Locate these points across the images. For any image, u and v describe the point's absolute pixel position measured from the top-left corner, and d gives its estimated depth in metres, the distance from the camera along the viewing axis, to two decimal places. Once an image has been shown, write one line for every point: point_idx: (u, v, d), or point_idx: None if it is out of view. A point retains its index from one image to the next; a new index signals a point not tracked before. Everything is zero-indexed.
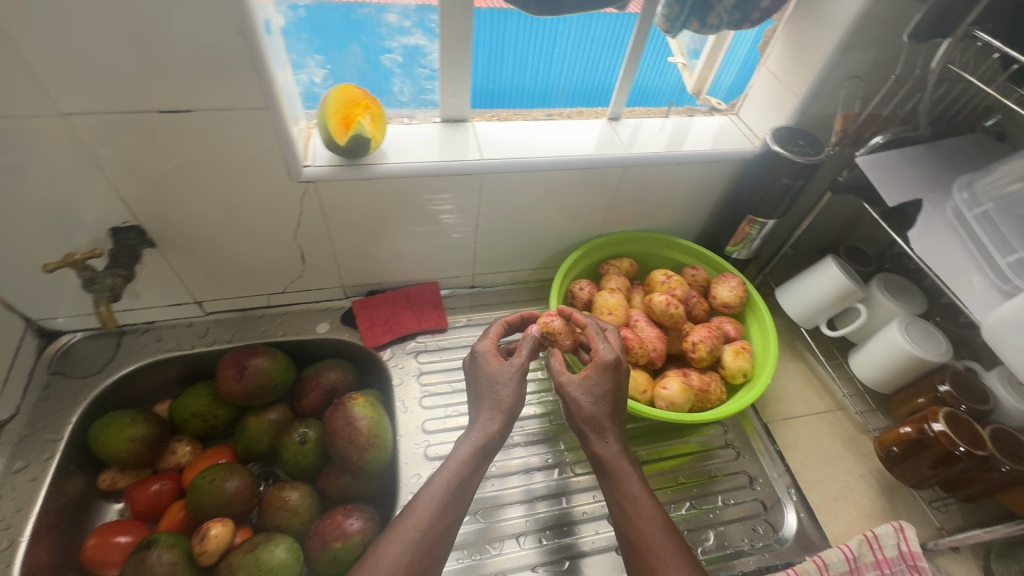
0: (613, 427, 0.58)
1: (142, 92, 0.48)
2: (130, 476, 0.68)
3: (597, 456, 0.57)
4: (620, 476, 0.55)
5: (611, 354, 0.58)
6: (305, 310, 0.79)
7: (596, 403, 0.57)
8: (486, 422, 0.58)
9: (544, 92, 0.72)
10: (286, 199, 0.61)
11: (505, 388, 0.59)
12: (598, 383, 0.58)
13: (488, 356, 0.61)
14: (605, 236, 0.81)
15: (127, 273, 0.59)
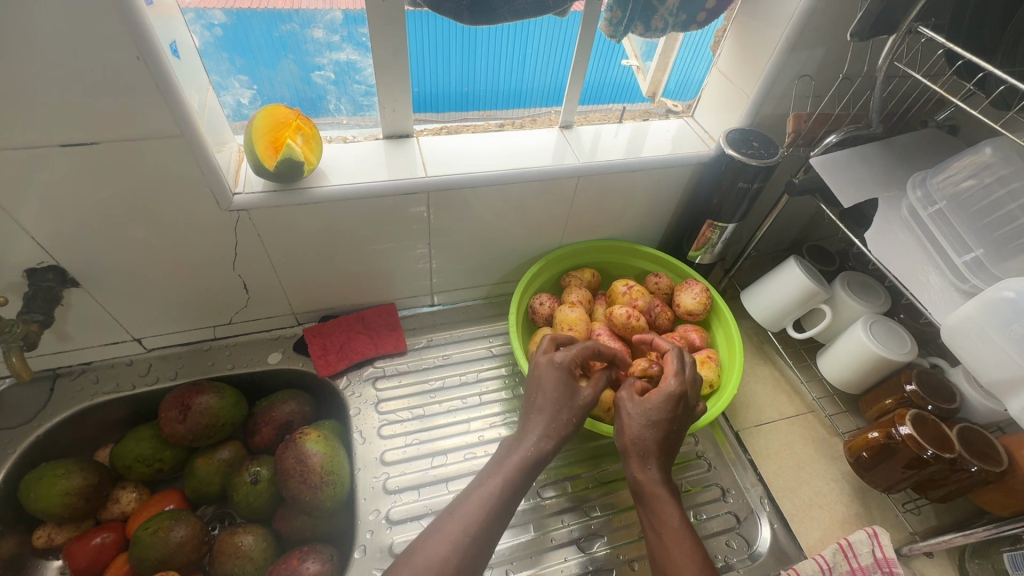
0: (664, 455, 0.55)
1: (39, 126, 0.44)
2: (68, 530, 0.64)
3: (637, 483, 0.55)
4: (659, 506, 0.54)
5: (675, 386, 0.55)
6: (254, 341, 0.75)
7: (653, 432, 0.54)
8: (539, 439, 0.55)
9: (519, 93, 0.70)
10: (218, 228, 0.58)
11: (568, 407, 0.56)
12: (657, 414, 0.55)
13: (566, 371, 0.56)
14: (566, 247, 0.78)
15: (44, 319, 0.56)
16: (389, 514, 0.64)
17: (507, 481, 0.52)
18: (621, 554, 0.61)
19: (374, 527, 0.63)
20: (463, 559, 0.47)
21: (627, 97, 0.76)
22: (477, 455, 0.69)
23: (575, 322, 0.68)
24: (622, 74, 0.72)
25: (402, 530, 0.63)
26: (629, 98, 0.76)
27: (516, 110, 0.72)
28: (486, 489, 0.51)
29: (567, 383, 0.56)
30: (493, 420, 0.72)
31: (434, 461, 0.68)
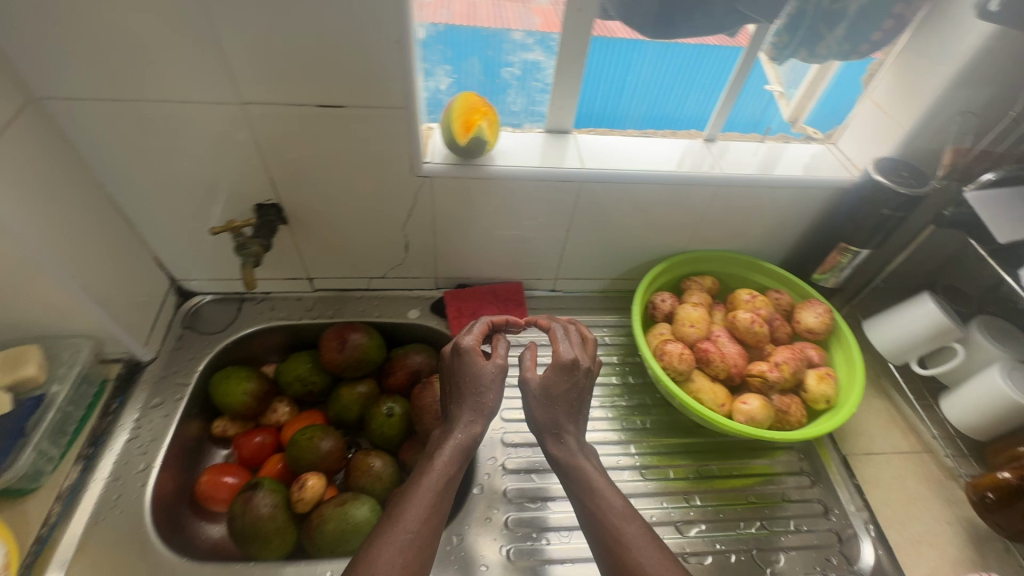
0: (573, 423, 0.59)
1: (308, 88, 0.55)
2: (237, 426, 0.76)
3: (556, 457, 0.57)
4: (582, 474, 0.55)
5: (568, 355, 0.60)
6: (398, 297, 0.85)
7: (562, 400, 0.59)
8: (468, 424, 0.58)
9: (614, 117, 0.74)
10: (405, 190, 0.68)
11: (484, 391, 0.59)
12: (555, 383, 0.59)
13: (472, 356, 0.60)
14: (688, 253, 0.83)
15: (266, 244, 0.67)
16: (505, 464, 0.70)
17: (443, 475, 0.54)
18: (717, 544, 0.64)
19: (489, 472, 0.69)
20: (411, 561, 0.48)
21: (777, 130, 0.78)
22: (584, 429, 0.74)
23: (696, 320, 0.72)
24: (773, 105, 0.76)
25: (514, 480, 0.68)
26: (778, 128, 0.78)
27: (605, 128, 0.75)
28: (427, 480, 0.53)
29: (477, 367, 0.60)
30: (597, 401, 0.77)
31: None
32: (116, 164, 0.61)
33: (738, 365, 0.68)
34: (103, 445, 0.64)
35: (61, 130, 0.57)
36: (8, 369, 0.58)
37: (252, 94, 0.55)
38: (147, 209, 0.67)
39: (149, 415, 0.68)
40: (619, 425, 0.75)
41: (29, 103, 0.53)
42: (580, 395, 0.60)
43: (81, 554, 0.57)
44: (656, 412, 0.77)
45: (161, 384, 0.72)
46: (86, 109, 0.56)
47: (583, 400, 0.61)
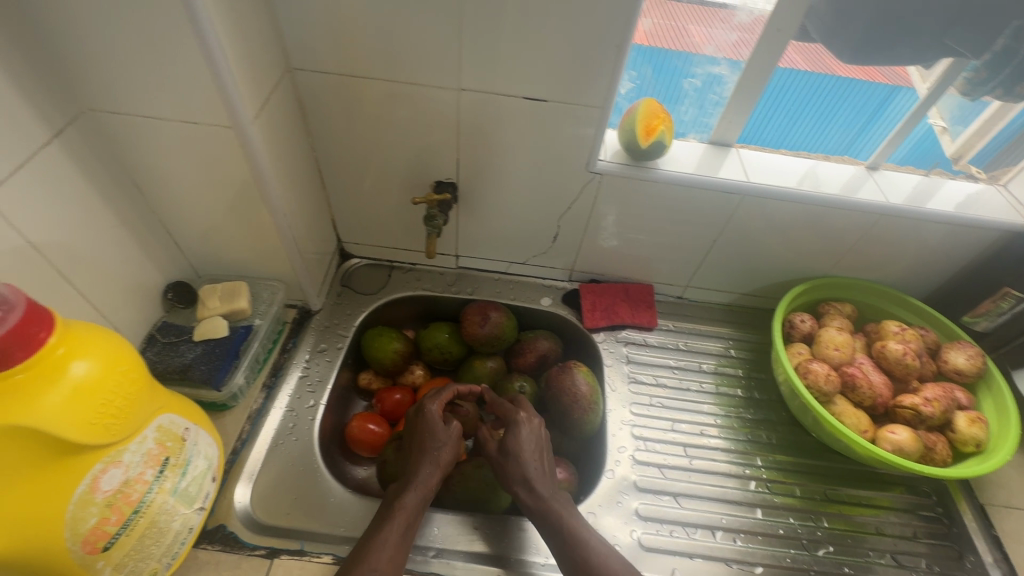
0: (543, 475, 0.62)
1: (521, 81, 0.61)
2: (380, 380, 0.83)
3: (529, 506, 0.60)
4: (559, 519, 0.58)
5: (522, 416, 0.66)
6: (532, 283, 0.90)
7: (526, 454, 0.63)
8: (427, 476, 0.61)
9: (702, 125, 0.75)
10: (575, 184, 0.72)
11: (441, 451, 0.63)
12: (511, 441, 0.64)
13: (433, 416, 0.65)
14: (829, 278, 0.83)
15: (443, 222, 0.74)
16: (635, 456, 0.72)
17: (404, 520, 0.57)
18: (846, 567, 0.65)
19: (619, 460, 0.71)
20: None
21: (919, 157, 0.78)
22: (710, 435, 0.75)
23: (841, 344, 0.72)
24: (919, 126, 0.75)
25: (643, 471, 0.70)
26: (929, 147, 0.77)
27: (695, 134, 0.76)
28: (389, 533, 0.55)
29: (435, 426, 0.64)
30: (722, 410, 0.78)
31: (674, 426, 0.75)
32: (332, 131, 0.69)
33: (884, 395, 0.68)
34: (280, 378, 0.72)
35: (299, 98, 0.64)
36: (225, 300, 0.66)
37: (474, 81, 0.61)
38: (342, 173, 0.75)
39: (317, 359, 0.76)
40: (742, 437, 0.76)
41: (286, 72, 0.61)
42: (538, 447, 0.64)
43: (266, 468, 0.64)
44: (782, 429, 0.78)
45: (326, 332, 0.79)
46: (327, 83, 0.63)
47: (542, 452, 0.64)
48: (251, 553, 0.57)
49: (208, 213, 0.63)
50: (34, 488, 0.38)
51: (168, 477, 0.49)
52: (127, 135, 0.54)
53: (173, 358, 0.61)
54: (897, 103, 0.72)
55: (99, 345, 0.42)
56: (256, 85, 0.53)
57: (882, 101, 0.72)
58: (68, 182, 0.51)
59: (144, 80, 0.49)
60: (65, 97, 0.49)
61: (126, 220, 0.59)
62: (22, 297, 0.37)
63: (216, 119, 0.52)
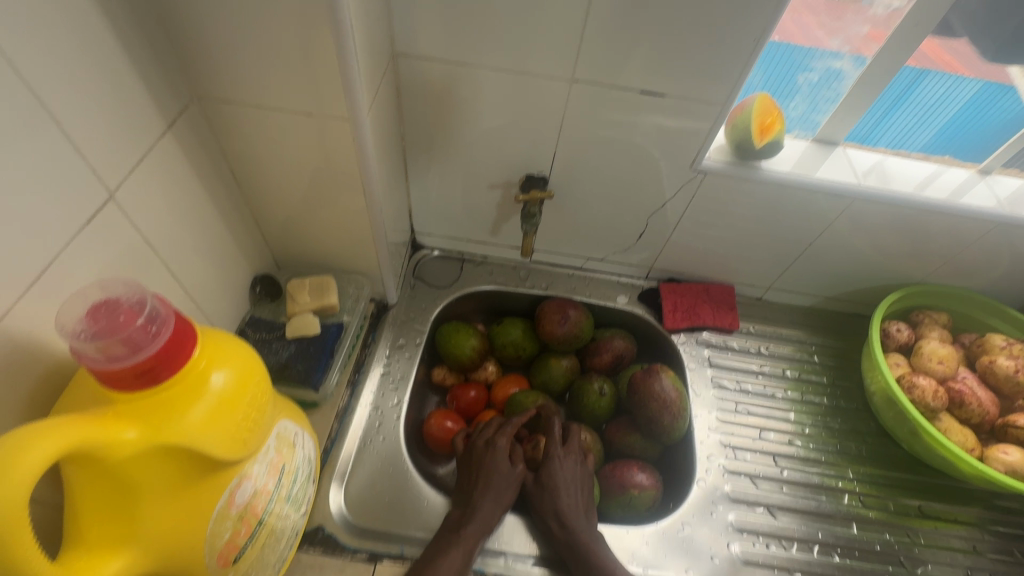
0: (578, 511, 0.61)
1: (636, 71, 0.59)
2: (454, 376, 0.80)
3: (560, 539, 0.60)
4: (591, 552, 0.57)
5: (557, 453, 0.65)
6: (608, 280, 0.87)
7: (561, 489, 0.62)
8: (488, 512, 0.60)
9: (807, 121, 0.71)
10: (673, 180, 0.70)
11: (507, 489, 0.62)
12: (552, 476, 0.63)
13: (500, 453, 0.64)
14: (925, 285, 0.80)
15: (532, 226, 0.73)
16: (724, 464, 0.70)
17: (469, 548, 0.56)
18: None
19: (709, 468, 0.69)
20: None
21: (954, 142, 0.72)
22: (798, 444, 0.73)
23: (945, 357, 0.70)
24: (944, 110, 0.69)
25: (734, 481, 0.69)
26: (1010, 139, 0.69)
27: (799, 131, 0.72)
28: (447, 563, 0.55)
29: (501, 461, 0.63)
30: (809, 419, 0.76)
31: (762, 434, 0.73)
32: (426, 119, 0.67)
33: (992, 413, 0.66)
34: (362, 374, 0.71)
35: (398, 85, 0.63)
36: (315, 296, 0.64)
37: (585, 71, 0.59)
38: (428, 163, 0.72)
39: (397, 354, 0.74)
40: (832, 447, 0.74)
41: (390, 57, 0.59)
42: (577, 484, 0.63)
43: (358, 468, 0.63)
44: (872, 440, 0.75)
45: (403, 327, 0.78)
46: (430, 70, 0.61)
47: (582, 488, 0.63)
48: (353, 556, 0.57)
49: (302, 206, 0.61)
50: (179, 505, 0.36)
51: (284, 484, 0.48)
52: (234, 125, 0.52)
53: (269, 356, 0.60)
54: (924, 85, 0.66)
55: (233, 354, 0.40)
56: (370, 74, 0.51)
57: (909, 86, 0.67)
58: (179, 176, 0.49)
59: (265, 67, 0.47)
60: (178, 84, 0.47)
61: (224, 213, 0.57)
62: (170, 309, 0.35)
63: (332, 110, 0.50)
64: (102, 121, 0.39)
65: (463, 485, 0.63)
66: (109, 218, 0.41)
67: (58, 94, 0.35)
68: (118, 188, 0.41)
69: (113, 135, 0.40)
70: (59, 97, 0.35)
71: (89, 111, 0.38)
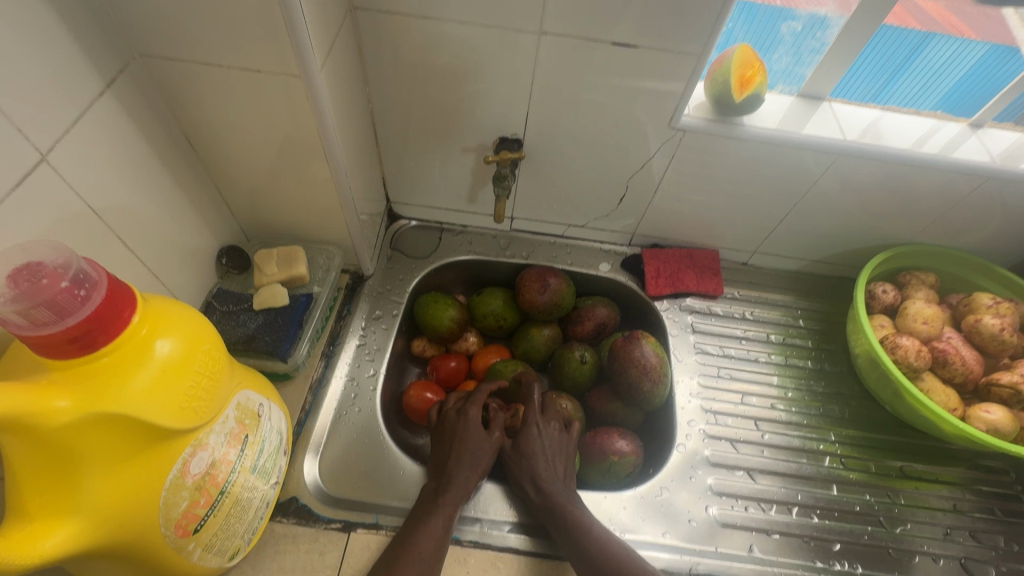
0: (555, 475, 0.61)
1: (607, 22, 0.55)
2: (435, 347, 0.79)
3: (537, 504, 0.59)
4: (568, 514, 0.57)
5: (535, 419, 0.64)
6: (590, 247, 0.85)
7: (538, 455, 0.62)
8: (465, 479, 0.59)
9: (790, 74, 0.68)
10: (651, 140, 0.67)
11: (484, 456, 0.61)
12: (529, 442, 0.63)
13: (472, 422, 0.63)
14: (912, 245, 0.78)
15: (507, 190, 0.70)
16: (705, 429, 0.69)
17: (451, 513, 0.56)
18: (927, 546, 0.63)
19: (689, 433, 0.69)
20: None
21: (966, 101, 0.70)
22: (781, 408, 0.72)
23: (930, 317, 0.68)
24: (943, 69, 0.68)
25: (715, 446, 0.68)
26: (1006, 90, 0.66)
27: (783, 85, 0.69)
28: (428, 529, 0.54)
29: (473, 429, 0.62)
30: (792, 383, 0.75)
31: (744, 399, 0.72)
32: (392, 80, 0.64)
33: (976, 372, 0.65)
34: (337, 346, 0.69)
35: (360, 43, 0.60)
36: (283, 266, 0.63)
37: (556, 22, 0.56)
38: (398, 127, 0.69)
39: (373, 326, 0.73)
40: (815, 411, 0.73)
41: (349, 12, 0.56)
42: (556, 450, 0.63)
43: (334, 440, 0.63)
44: (855, 403, 0.74)
45: (380, 298, 0.76)
46: (392, 25, 0.58)
47: (560, 453, 0.63)
48: (327, 526, 0.56)
49: (264, 173, 0.58)
50: (128, 476, 0.35)
51: (248, 455, 0.47)
52: (182, 85, 0.49)
53: (235, 328, 0.58)
54: (929, 50, 0.65)
55: (180, 321, 0.38)
56: (322, 27, 0.48)
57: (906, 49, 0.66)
58: (124, 139, 0.46)
59: (206, 20, 0.44)
60: (115, 39, 0.45)
61: (180, 180, 0.55)
62: (102, 272, 0.34)
63: (283, 66, 0.47)
64: (25, 76, 0.37)
65: (438, 454, 0.62)
66: (42, 180, 0.39)
67: None
68: (50, 150, 0.39)
69: (41, 93, 0.38)
70: None
71: (10, 64, 0.35)
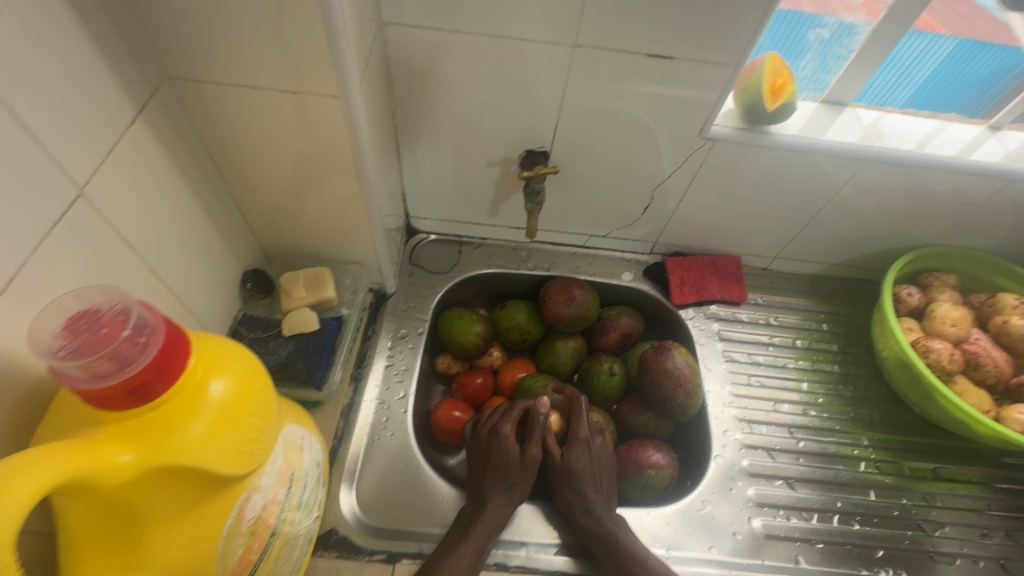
0: (600, 496, 0.60)
1: (642, 33, 0.55)
2: (459, 363, 0.77)
3: (584, 528, 0.58)
4: (613, 539, 0.56)
5: (584, 433, 0.63)
6: (612, 257, 0.84)
7: (586, 474, 0.60)
8: (499, 506, 0.58)
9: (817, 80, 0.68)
10: (680, 151, 0.67)
11: (520, 478, 0.59)
12: (579, 458, 0.61)
13: (508, 442, 0.61)
14: (933, 246, 0.78)
15: (534, 206, 0.69)
16: (741, 439, 0.69)
17: (478, 545, 0.54)
18: (966, 548, 0.64)
19: (725, 444, 0.68)
20: None
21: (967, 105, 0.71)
22: (813, 414, 0.72)
23: (958, 320, 0.69)
24: (958, 70, 0.68)
25: (752, 455, 0.68)
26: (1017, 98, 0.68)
27: (807, 92, 0.69)
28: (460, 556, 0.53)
29: (511, 450, 0.60)
30: (821, 388, 0.75)
31: (776, 406, 0.72)
32: (418, 95, 0.62)
33: (1007, 373, 0.66)
34: (364, 368, 0.68)
35: (386, 58, 0.58)
36: (311, 289, 0.61)
37: (589, 34, 0.55)
38: (421, 142, 0.68)
39: (399, 346, 0.71)
40: (846, 415, 0.73)
41: (377, 28, 0.55)
42: (601, 469, 0.62)
43: (369, 468, 0.61)
44: (885, 405, 0.74)
45: (404, 317, 0.74)
46: (420, 40, 0.57)
47: (604, 471, 0.62)
48: (370, 558, 0.55)
49: (291, 195, 0.57)
50: (185, 527, 0.34)
51: (295, 492, 0.45)
52: (212, 108, 0.47)
53: (267, 356, 0.57)
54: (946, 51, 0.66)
55: (233, 361, 0.36)
56: (359, 46, 0.46)
57: (924, 51, 0.66)
58: (156, 168, 0.44)
59: (243, 43, 0.42)
60: (146, 64, 0.43)
61: (208, 205, 0.52)
62: (158, 316, 0.32)
63: (319, 87, 0.45)
64: (61, 104, 0.35)
65: (473, 479, 0.60)
66: (79, 218, 0.37)
67: (6, 77, 0.31)
68: (87, 184, 0.37)
69: (78, 123, 0.36)
70: (8, 81, 0.31)
71: (46, 93, 0.33)
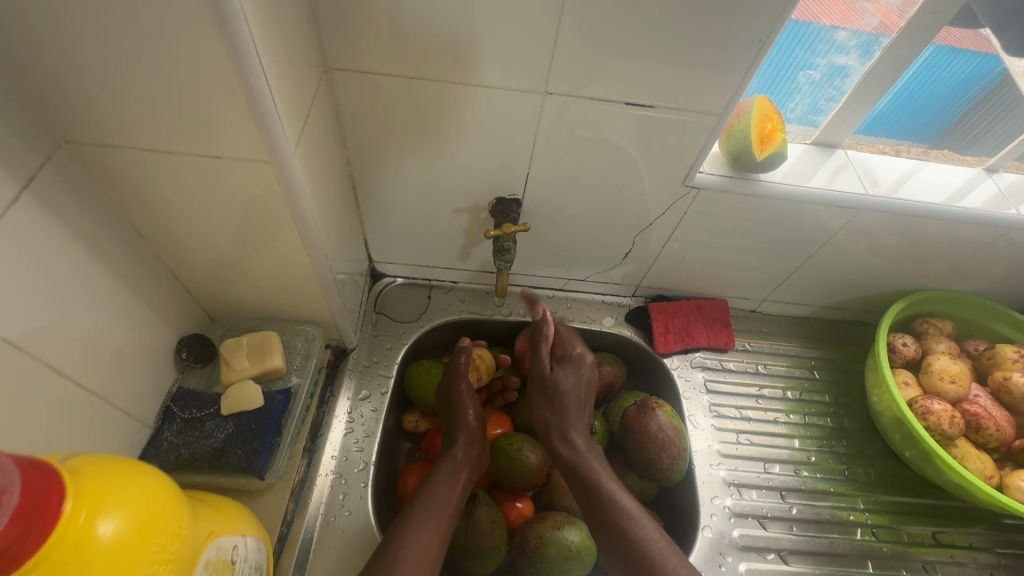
0: (578, 423, 0.64)
1: (616, 80, 0.50)
2: (428, 421, 0.69)
3: (563, 455, 0.61)
4: (587, 466, 0.59)
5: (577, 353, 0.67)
6: (592, 300, 0.79)
7: (568, 393, 0.64)
8: (465, 448, 0.60)
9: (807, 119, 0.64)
10: (661, 197, 0.62)
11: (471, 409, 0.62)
12: (567, 378, 0.65)
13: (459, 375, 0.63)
14: (928, 291, 0.75)
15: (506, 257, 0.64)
16: (730, 506, 0.64)
17: (446, 497, 0.55)
18: None
19: (713, 512, 0.64)
20: None
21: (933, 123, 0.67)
22: (806, 475, 0.68)
23: (958, 375, 0.65)
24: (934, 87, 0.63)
25: (742, 525, 0.63)
26: (1006, 106, 0.63)
27: (795, 129, 0.65)
28: None
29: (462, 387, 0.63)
30: (814, 443, 0.71)
31: (767, 467, 0.68)
32: (375, 141, 0.57)
33: (1009, 435, 0.63)
34: (320, 436, 0.61)
35: (337, 104, 0.53)
36: (254, 358, 0.55)
37: (559, 80, 0.50)
38: (381, 188, 0.62)
39: (359, 410, 0.65)
40: (840, 475, 0.68)
41: (323, 73, 0.49)
42: (586, 390, 0.66)
43: (320, 557, 0.55)
44: (881, 463, 0.70)
45: (366, 373, 0.68)
46: (373, 85, 0.51)
47: (587, 397, 0.66)
48: None
49: (228, 257, 0.50)
50: None
51: None
52: (122, 172, 0.41)
53: (202, 441, 0.50)
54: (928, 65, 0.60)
55: (129, 495, 0.30)
56: (293, 101, 0.41)
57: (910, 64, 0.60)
58: (50, 247, 0.38)
59: (149, 104, 0.36)
60: (36, 128, 0.36)
61: (128, 274, 0.46)
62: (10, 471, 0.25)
63: (246, 151, 0.39)
64: None
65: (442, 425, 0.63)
66: None
67: None
68: None
69: None
70: None
71: None
